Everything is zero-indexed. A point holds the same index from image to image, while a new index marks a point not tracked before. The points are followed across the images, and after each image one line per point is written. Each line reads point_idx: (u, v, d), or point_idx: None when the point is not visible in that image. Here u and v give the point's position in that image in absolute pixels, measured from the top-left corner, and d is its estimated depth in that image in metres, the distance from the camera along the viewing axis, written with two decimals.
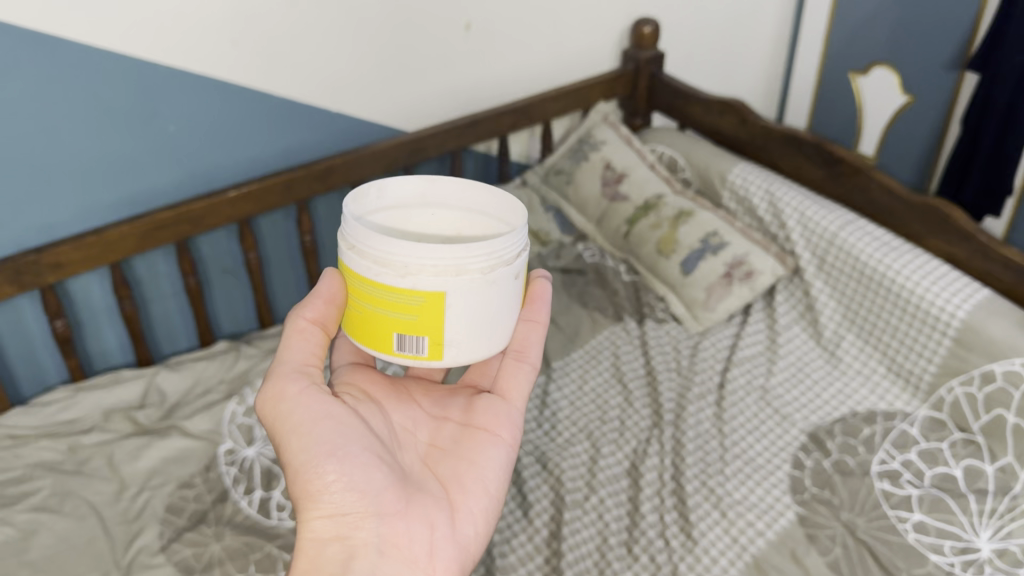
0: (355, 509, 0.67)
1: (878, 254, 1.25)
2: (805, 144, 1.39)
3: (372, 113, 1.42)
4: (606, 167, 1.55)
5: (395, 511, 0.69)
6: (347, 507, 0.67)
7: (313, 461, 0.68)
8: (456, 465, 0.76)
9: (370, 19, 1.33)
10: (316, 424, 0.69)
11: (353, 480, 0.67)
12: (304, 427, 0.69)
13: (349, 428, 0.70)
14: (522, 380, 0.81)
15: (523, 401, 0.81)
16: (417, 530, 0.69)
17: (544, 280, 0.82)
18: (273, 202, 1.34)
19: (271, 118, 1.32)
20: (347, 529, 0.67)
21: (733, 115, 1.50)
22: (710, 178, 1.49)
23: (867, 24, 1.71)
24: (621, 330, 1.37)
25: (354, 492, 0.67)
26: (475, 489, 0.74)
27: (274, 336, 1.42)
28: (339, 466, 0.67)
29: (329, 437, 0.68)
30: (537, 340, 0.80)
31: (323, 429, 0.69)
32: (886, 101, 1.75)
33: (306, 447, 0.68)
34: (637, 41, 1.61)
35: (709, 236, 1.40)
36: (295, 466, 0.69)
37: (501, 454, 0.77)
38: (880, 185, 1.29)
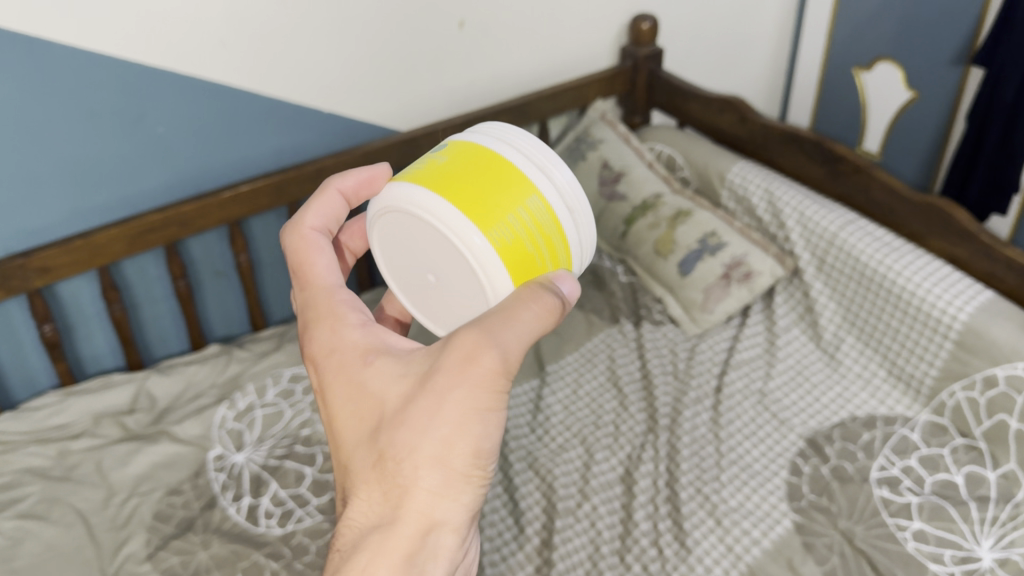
0: (473, 506, 0.56)
1: (879, 255, 1.22)
2: (805, 142, 1.36)
3: (366, 113, 1.40)
4: (603, 167, 1.52)
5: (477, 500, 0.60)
6: (472, 505, 0.56)
7: (483, 450, 0.54)
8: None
9: (363, 18, 1.31)
10: (506, 406, 0.55)
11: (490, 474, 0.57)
12: (496, 400, 0.54)
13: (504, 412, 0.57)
14: None
15: None
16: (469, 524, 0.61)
17: None
18: (263, 203, 1.32)
19: (262, 119, 1.31)
20: (458, 525, 0.55)
21: (733, 112, 1.47)
22: (709, 177, 1.46)
23: (871, 19, 1.68)
24: (618, 332, 1.35)
25: (485, 487, 0.57)
26: None
27: (266, 340, 1.40)
28: (497, 461, 0.56)
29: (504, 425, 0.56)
30: None
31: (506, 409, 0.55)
32: (890, 97, 1.72)
33: (477, 420, 0.53)
34: (635, 37, 1.58)
35: (707, 235, 1.37)
36: (459, 437, 0.53)
37: None
38: (882, 184, 1.26)
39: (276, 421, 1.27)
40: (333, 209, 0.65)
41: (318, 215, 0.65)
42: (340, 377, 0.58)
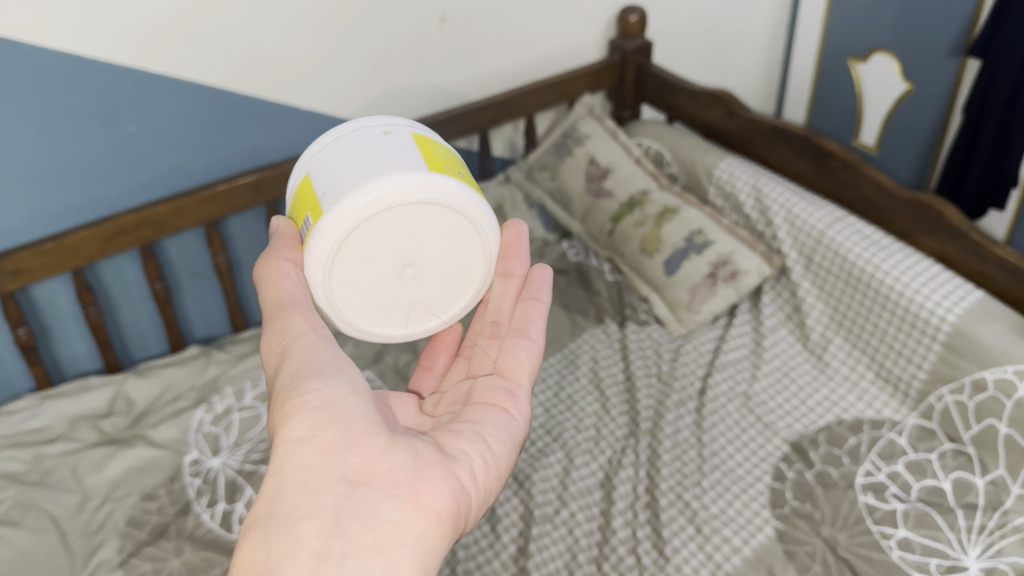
0: (328, 432, 0.63)
1: (868, 254, 1.19)
2: (792, 137, 1.33)
3: (344, 109, 1.38)
4: (590, 163, 1.50)
5: (371, 442, 0.64)
6: (316, 430, 0.63)
7: (294, 384, 0.66)
8: (455, 426, 0.72)
9: (340, 12, 1.28)
10: (307, 346, 0.69)
11: (333, 401, 0.65)
12: (290, 349, 0.69)
13: (340, 363, 0.68)
14: (523, 355, 0.79)
15: (529, 379, 0.79)
16: (396, 458, 0.63)
17: (518, 223, 0.82)
18: (240, 204, 1.30)
19: (238, 118, 1.29)
20: (318, 456, 0.62)
21: (720, 106, 1.43)
22: (696, 174, 1.43)
23: (867, 8, 1.64)
24: (602, 333, 1.32)
25: (328, 412, 0.64)
26: (469, 439, 0.70)
27: (246, 341, 1.38)
28: (318, 386, 0.65)
29: (311, 364, 0.67)
30: (537, 315, 0.81)
31: (308, 359, 0.68)
32: (886, 89, 1.68)
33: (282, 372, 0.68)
34: (623, 30, 1.54)
35: (693, 234, 1.34)
36: (279, 393, 0.67)
37: (502, 420, 0.74)
38: (870, 180, 1.23)
39: (254, 425, 1.25)
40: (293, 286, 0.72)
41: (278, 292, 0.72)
42: None
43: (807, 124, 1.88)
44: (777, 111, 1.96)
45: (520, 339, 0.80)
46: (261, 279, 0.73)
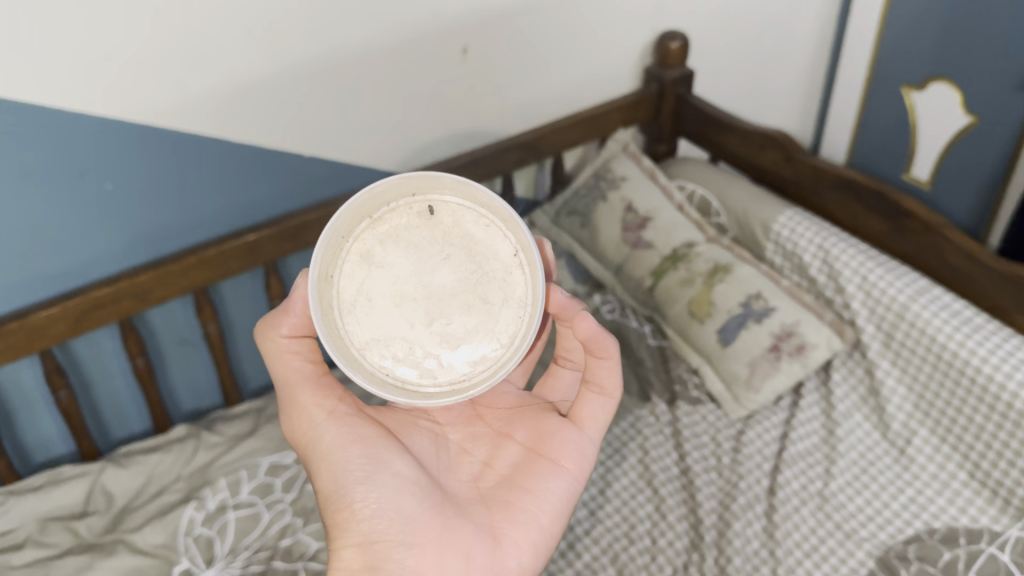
0: (383, 537, 0.72)
1: (962, 335, 1.04)
2: (860, 190, 1.16)
3: (350, 153, 1.20)
4: (627, 210, 1.34)
5: (425, 541, 0.72)
6: (376, 535, 0.72)
7: (341, 489, 0.73)
8: (509, 494, 0.78)
9: (344, 45, 1.10)
10: (340, 442, 0.75)
11: (383, 507, 0.72)
12: (324, 448, 0.75)
13: (375, 457, 0.74)
14: (598, 411, 0.81)
15: (600, 432, 0.81)
16: (449, 559, 0.72)
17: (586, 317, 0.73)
18: (234, 267, 1.13)
19: (231, 169, 1.11)
20: (375, 559, 0.72)
21: (776, 149, 1.26)
22: (749, 226, 1.27)
23: (921, 30, 1.47)
24: (649, 413, 1.16)
25: (384, 518, 0.72)
26: (524, 520, 0.76)
27: (241, 419, 1.22)
28: (367, 493, 0.72)
29: (352, 459, 0.74)
30: (611, 374, 0.78)
31: (345, 452, 0.74)
32: (944, 121, 1.51)
33: (324, 472, 0.75)
34: (662, 58, 1.37)
35: (751, 298, 1.19)
36: (326, 491, 0.75)
37: (563, 484, 0.78)
38: (954, 246, 1.07)
39: (252, 526, 1.08)
40: (293, 364, 0.77)
41: (292, 366, 0.77)
42: None
43: (849, 159, 1.72)
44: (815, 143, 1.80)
45: (593, 392, 0.81)
46: (265, 355, 0.77)
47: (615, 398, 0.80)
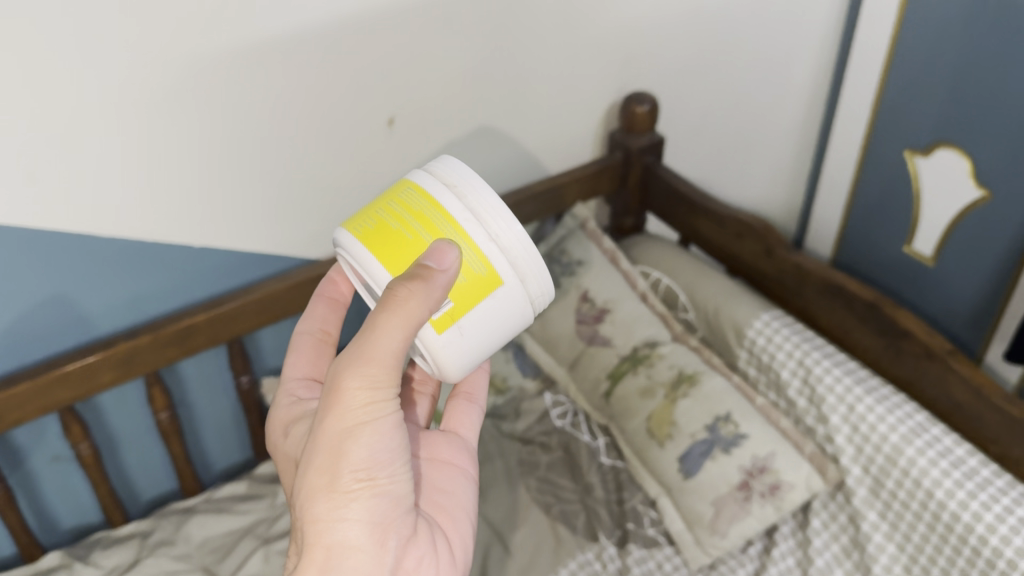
0: (386, 525, 0.59)
1: (965, 491, 0.87)
2: (853, 298, 0.99)
3: (253, 241, 1.02)
4: (582, 299, 1.17)
5: (411, 535, 0.62)
6: (376, 524, 0.59)
7: (375, 467, 0.58)
8: (435, 494, 0.70)
9: (240, 122, 0.92)
10: (388, 423, 0.58)
11: (397, 497, 0.60)
12: (374, 414, 0.57)
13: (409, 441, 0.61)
14: (474, 420, 0.78)
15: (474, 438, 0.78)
16: (426, 555, 0.64)
17: None
18: (106, 381, 0.95)
19: (102, 267, 0.92)
20: (373, 549, 0.59)
21: (756, 240, 1.09)
22: (719, 328, 1.09)
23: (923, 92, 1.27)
24: (595, 558, 0.99)
25: (395, 507, 0.59)
26: (458, 516, 0.71)
27: (122, 546, 1.04)
28: (393, 477, 0.59)
29: (394, 440, 0.59)
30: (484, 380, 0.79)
31: (391, 429, 0.58)
32: (951, 192, 1.30)
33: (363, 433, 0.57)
34: (627, 123, 1.18)
35: (719, 420, 1.01)
36: (345, 468, 0.57)
37: (470, 487, 0.74)
38: (959, 379, 0.91)
39: None
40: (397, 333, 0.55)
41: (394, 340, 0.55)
42: (278, 451, 0.69)
43: (837, 247, 1.54)
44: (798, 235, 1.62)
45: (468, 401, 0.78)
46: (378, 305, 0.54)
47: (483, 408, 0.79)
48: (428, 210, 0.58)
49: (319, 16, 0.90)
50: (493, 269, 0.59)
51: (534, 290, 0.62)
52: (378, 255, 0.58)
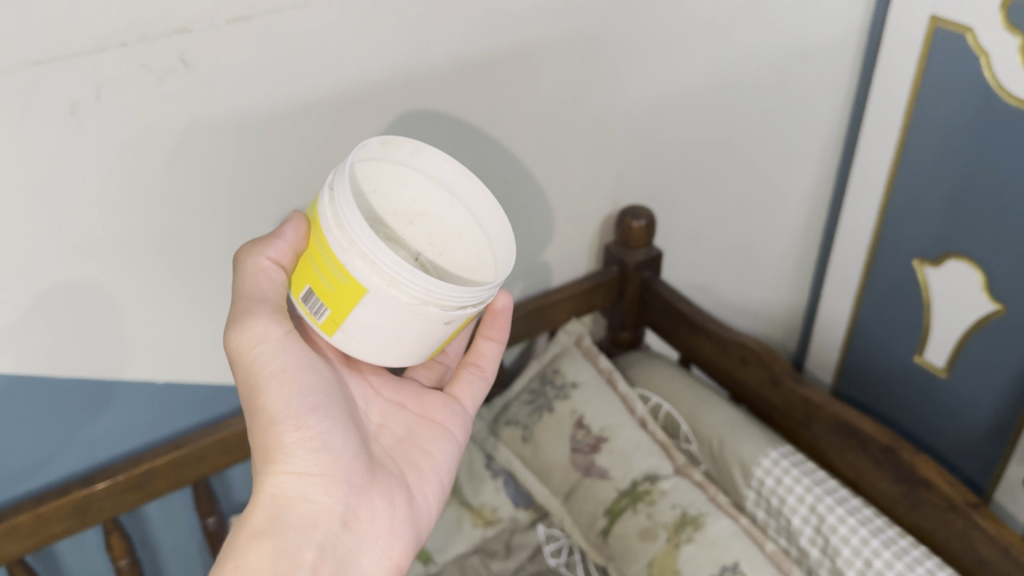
0: (325, 473, 0.66)
1: None
2: (865, 438, 0.93)
3: (223, 373, 0.97)
4: (577, 426, 1.09)
5: (357, 484, 0.68)
6: (316, 471, 0.66)
7: (284, 415, 0.64)
8: (413, 450, 0.75)
9: (205, 257, 0.87)
10: (295, 373, 0.64)
11: (331, 445, 0.66)
12: (277, 373, 0.63)
13: (330, 391, 0.66)
14: (477, 390, 0.81)
15: (475, 407, 0.81)
16: (379, 505, 0.69)
17: (507, 293, 0.76)
18: (60, 530, 0.88)
19: (56, 407, 0.86)
20: (314, 492, 0.66)
21: (761, 369, 1.04)
22: (724, 463, 1.03)
23: (923, 206, 1.21)
24: None
25: (329, 454, 0.66)
26: (430, 477, 0.75)
27: None
28: (320, 428, 0.65)
29: (310, 390, 0.64)
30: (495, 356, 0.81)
31: (304, 380, 0.64)
32: (962, 305, 1.21)
33: (261, 382, 0.63)
34: (622, 238, 1.13)
35: (724, 570, 0.93)
36: (265, 419, 0.64)
37: (454, 449, 0.78)
38: (983, 535, 0.83)
39: None
40: (266, 280, 0.63)
41: (268, 287, 0.62)
42: None
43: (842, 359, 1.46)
44: (798, 355, 1.56)
45: (476, 373, 0.81)
46: (239, 269, 0.63)
47: (489, 380, 0.82)
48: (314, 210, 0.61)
49: (291, 146, 0.85)
50: (351, 273, 0.56)
51: (411, 292, 0.57)
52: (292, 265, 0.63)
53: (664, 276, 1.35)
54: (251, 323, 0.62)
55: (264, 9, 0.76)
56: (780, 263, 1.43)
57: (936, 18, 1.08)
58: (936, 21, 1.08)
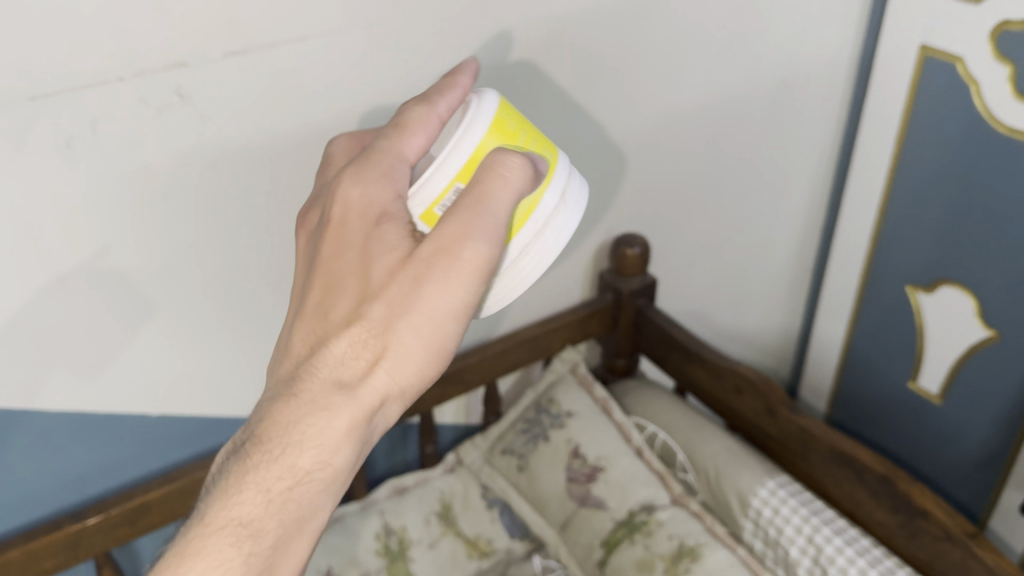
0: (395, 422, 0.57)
1: None
2: (861, 468, 0.93)
3: (218, 405, 0.96)
4: (573, 455, 1.09)
5: None
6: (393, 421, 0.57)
7: (429, 348, 0.55)
8: None
9: (200, 289, 0.86)
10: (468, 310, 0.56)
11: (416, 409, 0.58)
12: (467, 296, 0.55)
13: None
14: None
15: None
16: None
17: None
18: (52, 566, 0.86)
19: (49, 441, 0.85)
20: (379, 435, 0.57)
21: (757, 398, 1.04)
22: (721, 493, 1.02)
23: (908, 233, 1.20)
24: None
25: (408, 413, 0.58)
26: None
27: None
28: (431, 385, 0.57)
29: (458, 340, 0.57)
30: None
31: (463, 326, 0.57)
32: (956, 331, 1.19)
33: (442, 299, 0.54)
34: (617, 266, 1.13)
35: None
36: (405, 340, 0.55)
37: None
38: (980, 566, 0.83)
39: None
40: (501, 198, 0.54)
41: (504, 212, 0.55)
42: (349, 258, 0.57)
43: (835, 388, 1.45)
44: (792, 383, 1.55)
45: None
46: (495, 173, 0.54)
47: None
48: (527, 139, 0.59)
49: (287, 178, 0.85)
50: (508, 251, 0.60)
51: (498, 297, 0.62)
52: (473, 148, 0.56)
53: (658, 303, 1.35)
54: (488, 250, 0.54)
55: (260, 43, 0.76)
56: (774, 291, 1.43)
57: (926, 47, 1.05)
58: (926, 51, 1.06)
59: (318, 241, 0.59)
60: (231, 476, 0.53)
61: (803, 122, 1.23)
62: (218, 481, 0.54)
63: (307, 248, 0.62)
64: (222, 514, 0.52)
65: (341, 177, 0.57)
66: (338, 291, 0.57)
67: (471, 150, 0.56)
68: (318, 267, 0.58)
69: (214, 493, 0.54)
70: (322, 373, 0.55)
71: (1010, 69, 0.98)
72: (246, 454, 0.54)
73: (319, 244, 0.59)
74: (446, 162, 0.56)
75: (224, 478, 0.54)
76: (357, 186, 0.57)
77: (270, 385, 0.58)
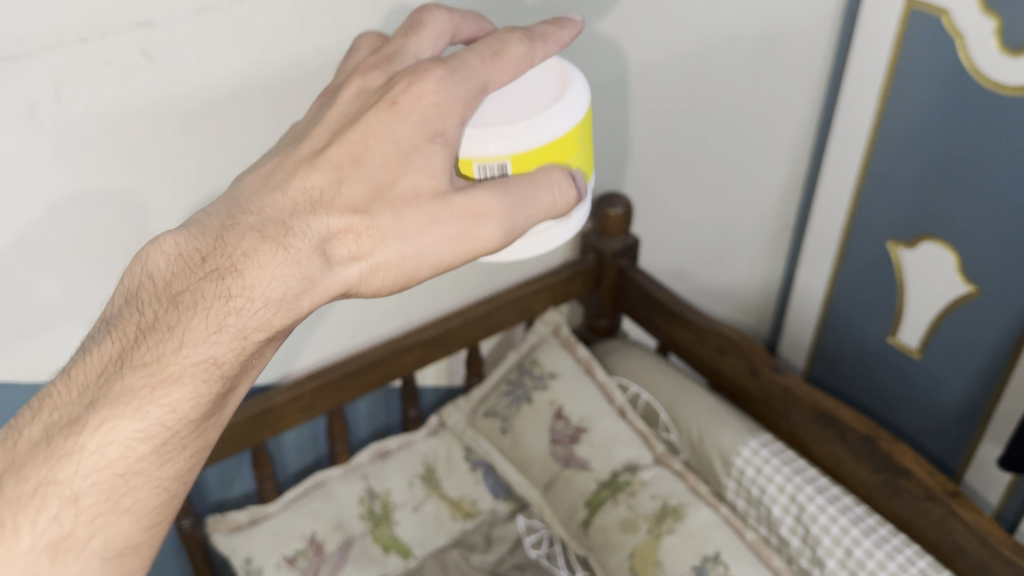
0: None
1: None
2: (844, 427, 0.93)
3: None
4: (556, 416, 1.09)
5: None
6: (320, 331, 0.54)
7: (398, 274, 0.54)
8: None
9: None
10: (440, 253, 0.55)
11: None
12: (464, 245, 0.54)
13: None
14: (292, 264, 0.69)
15: None
16: None
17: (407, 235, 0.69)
18: None
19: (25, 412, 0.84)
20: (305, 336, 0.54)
21: (740, 358, 1.03)
22: (704, 455, 1.02)
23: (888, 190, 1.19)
24: None
25: None
26: None
27: None
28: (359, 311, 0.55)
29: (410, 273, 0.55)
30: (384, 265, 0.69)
31: None
32: (936, 288, 1.20)
33: (436, 247, 0.53)
34: (599, 227, 1.11)
35: (706, 561, 0.93)
36: (379, 248, 0.53)
37: None
38: (962, 525, 0.83)
39: None
40: (543, 203, 0.54)
41: (538, 217, 0.55)
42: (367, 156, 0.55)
43: (813, 345, 1.46)
44: (772, 339, 1.57)
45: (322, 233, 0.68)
46: (547, 177, 0.54)
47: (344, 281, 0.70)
48: (581, 156, 0.58)
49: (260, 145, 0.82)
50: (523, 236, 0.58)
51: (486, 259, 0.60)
52: (544, 139, 0.55)
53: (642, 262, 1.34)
54: (498, 229, 0.54)
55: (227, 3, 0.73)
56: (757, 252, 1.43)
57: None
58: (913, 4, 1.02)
59: (372, 104, 0.56)
60: (202, 303, 0.49)
61: (787, 84, 1.19)
62: (175, 290, 0.50)
63: (355, 98, 0.57)
64: (188, 340, 0.48)
65: (427, 69, 0.54)
66: (360, 169, 0.54)
67: (540, 141, 0.55)
68: (356, 132, 0.54)
69: (175, 305, 0.49)
70: (311, 238, 0.52)
71: (996, 23, 0.96)
72: (219, 283, 0.49)
73: (370, 111, 0.55)
74: (510, 132, 0.54)
75: (189, 296, 0.49)
76: (437, 91, 0.54)
77: (245, 206, 0.53)
